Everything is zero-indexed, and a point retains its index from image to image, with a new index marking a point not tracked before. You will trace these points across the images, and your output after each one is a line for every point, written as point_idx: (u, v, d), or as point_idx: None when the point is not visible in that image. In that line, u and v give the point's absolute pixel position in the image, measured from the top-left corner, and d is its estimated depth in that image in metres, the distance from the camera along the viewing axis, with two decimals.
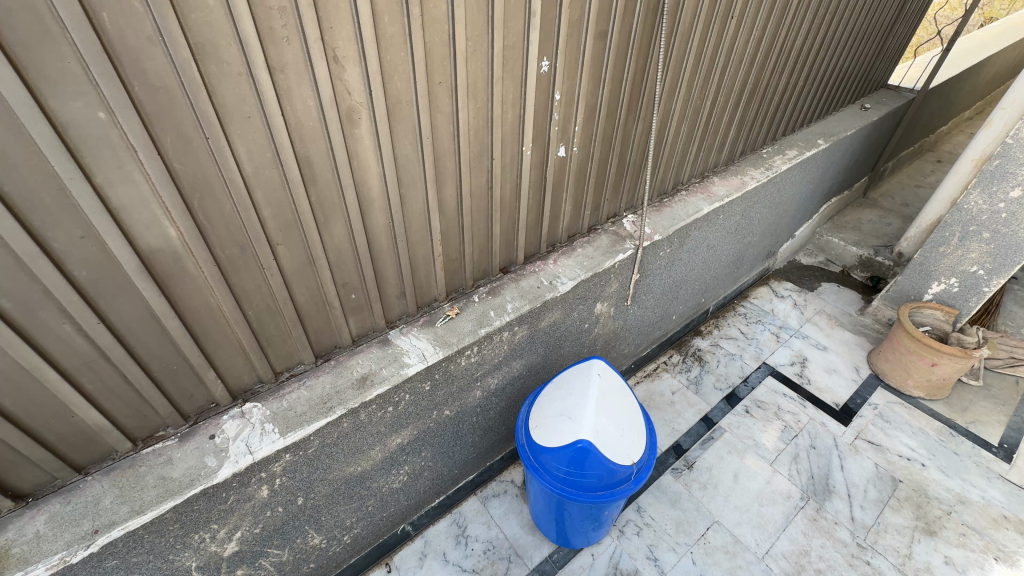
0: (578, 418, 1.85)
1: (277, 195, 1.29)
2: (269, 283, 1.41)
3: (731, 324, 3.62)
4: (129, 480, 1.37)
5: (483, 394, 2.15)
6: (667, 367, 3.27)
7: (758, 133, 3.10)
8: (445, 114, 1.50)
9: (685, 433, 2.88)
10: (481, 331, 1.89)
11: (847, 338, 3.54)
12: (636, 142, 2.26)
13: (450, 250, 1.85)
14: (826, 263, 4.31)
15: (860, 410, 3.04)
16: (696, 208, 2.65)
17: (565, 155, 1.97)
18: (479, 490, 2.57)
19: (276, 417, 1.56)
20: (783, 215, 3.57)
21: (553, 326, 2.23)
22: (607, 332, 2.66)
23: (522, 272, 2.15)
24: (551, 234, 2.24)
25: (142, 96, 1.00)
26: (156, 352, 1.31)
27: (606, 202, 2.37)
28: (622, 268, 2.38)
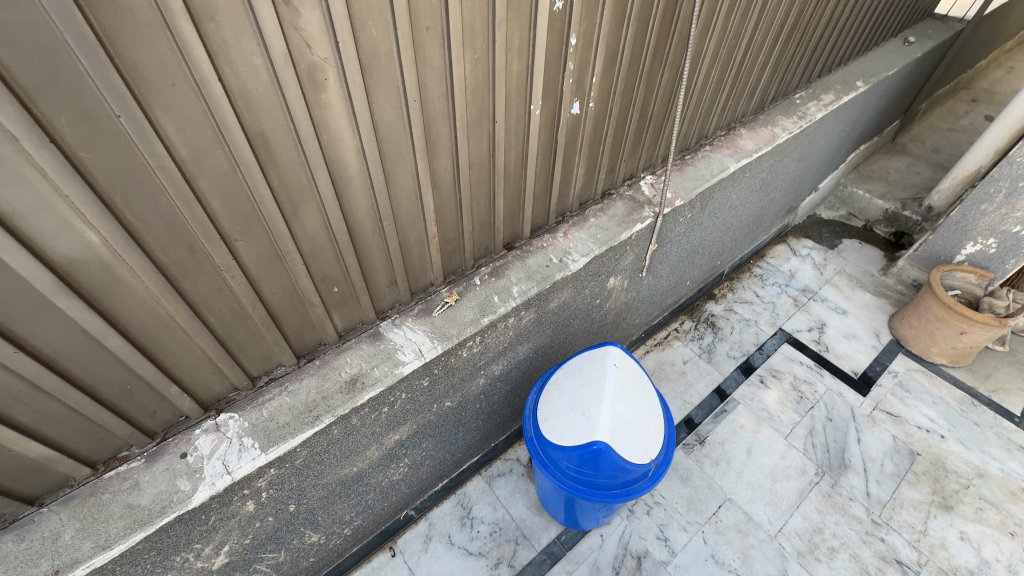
0: (592, 415, 1.68)
1: (227, 182, 1.03)
2: (230, 285, 1.17)
3: (747, 287, 3.41)
4: (91, 510, 1.20)
5: (487, 381, 1.98)
6: (678, 335, 3.11)
7: (793, 76, 2.73)
8: (435, 69, 1.19)
9: (697, 406, 2.76)
10: (484, 320, 1.68)
11: (868, 300, 3.35)
12: (660, 92, 1.93)
13: (446, 230, 1.59)
14: (848, 217, 4.04)
15: (879, 378, 2.91)
16: (722, 166, 2.36)
17: (580, 113, 1.67)
18: (483, 470, 2.48)
19: (255, 430, 1.38)
20: (810, 168, 3.26)
21: (563, 306, 2.02)
22: (619, 305, 2.45)
23: (529, 248, 1.90)
24: (561, 203, 1.97)
25: (12, 63, 0.73)
26: (101, 374, 1.10)
27: (623, 163, 2.08)
28: (639, 239, 2.13)
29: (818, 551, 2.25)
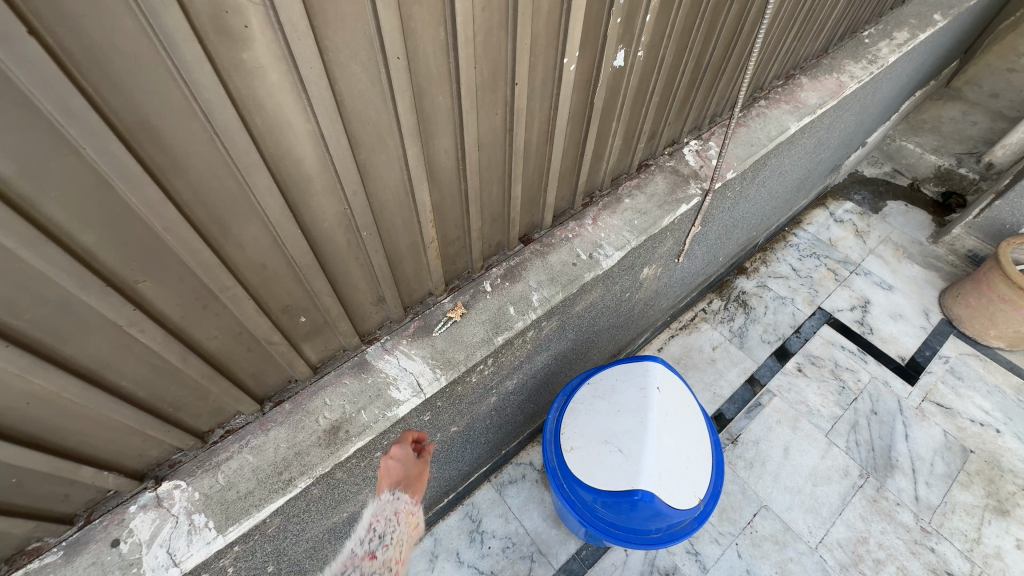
0: (631, 453, 1.37)
1: (101, 203, 0.65)
2: (142, 341, 0.81)
3: (782, 259, 3.05)
4: None
5: (499, 398, 1.67)
6: (706, 316, 2.78)
7: (866, 8, 2.22)
8: (427, 6, 0.77)
9: (728, 399, 2.49)
10: (497, 339, 1.33)
11: (915, 273, 3.01)
12: (722, 33, 1.48)
13: (448, 230, 1.21)
14: (893, 175, 3.62)
15: (929, 364, 2.63)
16: (781, 126, 1.93)
17: (625, 65, 1.24)
18: (494, 476, 2.24)
19: (208, 503, 1.07)
20: (866, 121, 2.80)
21: (589, 307, 1.67)
22: (650, 294, 2.11)
23: (550, 240, 1.52)
24: (590, 181, 1.57)
25: None
26: None
27: (667, 126, 1.66)
28: (682, 222, 1.75)
29: (862, 564, 2.05)
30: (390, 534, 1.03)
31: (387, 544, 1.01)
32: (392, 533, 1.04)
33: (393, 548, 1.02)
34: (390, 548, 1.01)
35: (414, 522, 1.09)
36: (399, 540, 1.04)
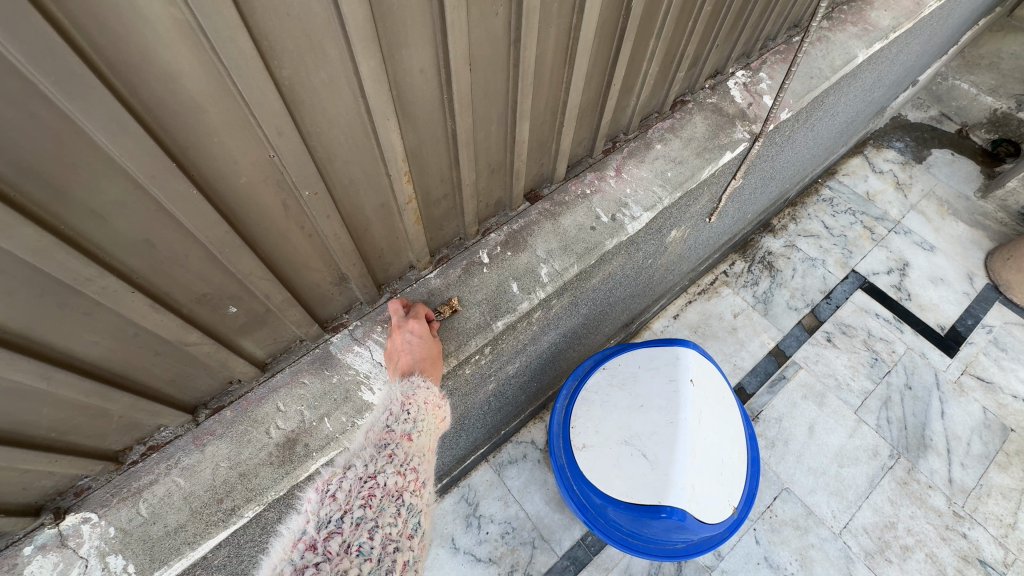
0: (660, 462, 1.15)
1: None
2: None
3: (813, 215, 2.74)
4: None
5: (499, 383, 1.43)
6: (728, 280, 2.51)
7: None
8: None
9: (749, 372, 2.27)
10: (497, 325, 1.06)
11: (961, 232, 2.71)
12: None
13: (431, 185, 0.91)
14: (940, 120, 3.23)
15: (970, 335, 2.38)
16: (847, 55, 1.55)
17: None
18: (492, 456, 2.05)
19: (127, 541, 0.83)
20: (929, 52, 2.39)
21: (607, 278, 1.39)
22: (673, 259, 1.82)
23: (563, 197, 1.21)
24: (614, 121, 1.24)
25: None
26: None
27: (712, 50, 1.30)
28: (722, 174, 1.43)
29: (889, 551, 1.90)
30: (425, 419, 0.89)
31: (424, 427, 0.89)
32: (426, 420, 0.90)
33: (428, 434, 0.89)
34: (427, 433, 0.89)
35: (441, 417, 0.95)
36: (431, 426, 0.91)
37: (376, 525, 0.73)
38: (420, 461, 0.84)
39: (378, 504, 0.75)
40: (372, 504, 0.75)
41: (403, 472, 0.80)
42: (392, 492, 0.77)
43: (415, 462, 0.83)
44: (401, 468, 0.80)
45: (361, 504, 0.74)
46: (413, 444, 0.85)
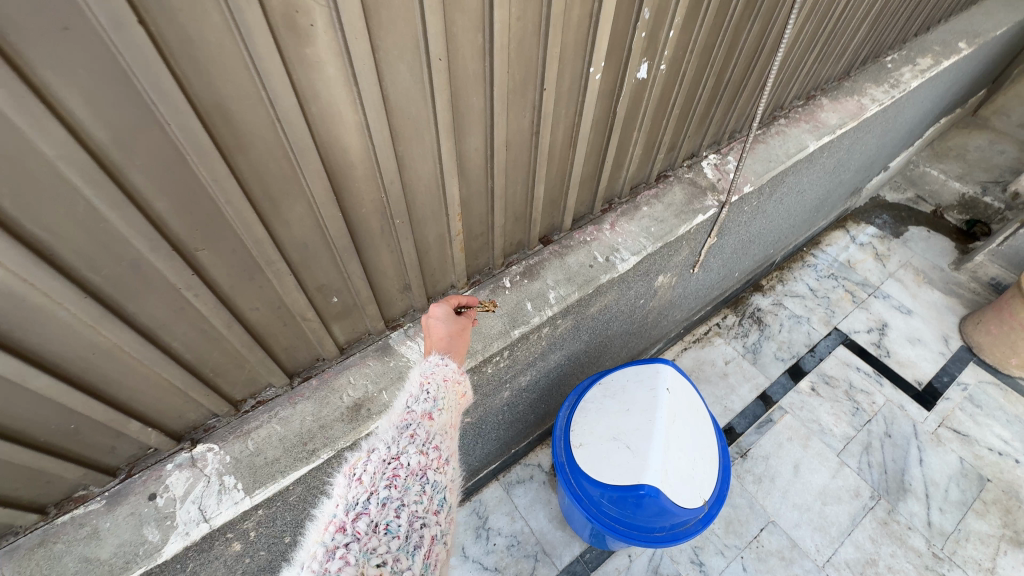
0: (639, 451, 1.41)
1: (175, 175, 0.73)
2: (194, 305, 0.89)
3: (799, 278, 3.07)
4: (40, 565, 1.00)
5: (513, 393, 1.73)
6: (720, 331, 2.81)
7: (890, 33, 2.27)
8: (469, 14, 0.86)
9: (739, 413, 2.50)
10: (514, 333, 1.39)
11: (936, 299, 2.99)
12: (744, 50, 1.54)
13: (473, 225, 1.29)
14: (916, 201, 3.61)
15: (946, 391, 2.59)
16: (800, 144, 1.96)
17: (647, 76, 1.30)
18: (502, 475, 2.28)
19: (238, 466, 1.14)
20: (889, 144, 2.82)
21: (603, 310, 1.72)
22: (663, 303, 2.15)
23: (569, 242, 1.59)
24: (610, 187, 1.64)
25: None
26: (32, 417, 0.86)
27: (686, 139, 1.72)
28: (698, 232, 1.79)
29: None
30: (443, 397, 1.09)
31: (442, 406, 1.08)
32: (443, 400, 1.08)
33: (446, 411, 1.08)
34: (444, 412, 1.07)
35: (462, 391, 1.16)
36: (450, 402, 1.11)
37: (402, 503, 0.89)
38: (439, 441, 1.02)
39: (402, 484, 0.91)
40: (397, 484, 0.91)
41: (423, 453, 0.97)
42: (414, 473, 0.93)
43: (435, 442, 1.01)
44: (421, 448, 0.98)
45: (386, 485, 0.90)
46: (430, 425, 1.03)
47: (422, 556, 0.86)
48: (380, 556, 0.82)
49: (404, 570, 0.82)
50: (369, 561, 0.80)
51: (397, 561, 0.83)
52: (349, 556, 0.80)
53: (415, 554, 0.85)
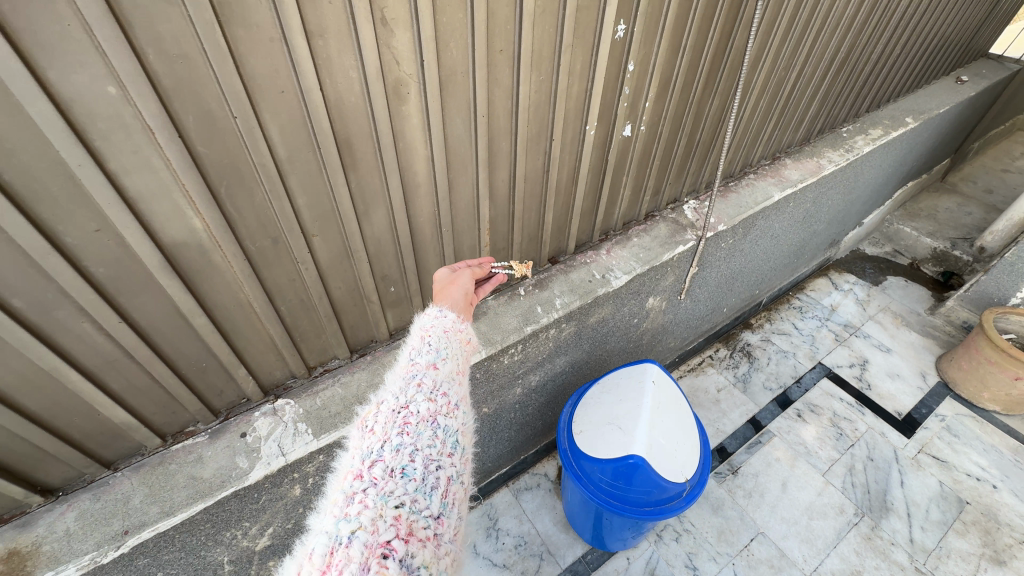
0: (629, 430, 1.70)
1: (314, 181, 1.12)
2: (303, 277, 1.27)
3: (785, 318, 3.38)
4: (158, 479, 1.30)
5: (524, 391, 2.02)
6: (713, 362, 3.09)
7: (841, 109, 2.77)
8: (504, 88, 1.29)
9: (730, 434, 2.72)
10: (527, 328, 1.73)
11: (913, 340, 3.26)
12: (709, 118, 2.00)
13: (497, 240, 1.66)
14: (894, 254, 3.96)
15: (925, 421, 2.80)
16: (766, 194, 2.37)
17: (631, 134, 1.73)
18: (511, 482, 2.51)
19: (309, 416, 1.46)
20: (856, 201, 3.23)
21: (601, 322, 2.05)
22: (656, 327, 2.47)
23: (572, 263, 1.96)
24: (606, 221, 2.03)
25: (158, 68, 0.82)
26: (184, 350, 1.21)
27: (668, 186, 2.14)
28: (681, 261, 2.16)
29: None
30: (446, 348, 1.08)
31: (445, 357, 1.06)
32: (446, 351, 1.08)
33: (450, 360, 1.07)
34: (448, 362, 1.06)
35: (466, 338, 1.17)
36: (454, 352, 1.10)
37: (415, 448, 0.87)
38: (447, 388, 1.00)
39: (413, 430, 0.89)
40: (409, 431, 0.89)
41: (432, 399, 0.95)
42: (425, 419, 0.91)
43: (442, 389, 0.99)
44: (430, 395, 0.95)
45: (398, 433, 0.88)
46: (436, 374, 1.01)
47: (440, 495, 0.84)
48: (397, 498, 0.80)
49: (422, 510, 0.81)
50: (387, 503, 0.78)
51: (415, 501, 0.81)
52: (368, 500, 0.78)
53: (432, 495, 0.83)
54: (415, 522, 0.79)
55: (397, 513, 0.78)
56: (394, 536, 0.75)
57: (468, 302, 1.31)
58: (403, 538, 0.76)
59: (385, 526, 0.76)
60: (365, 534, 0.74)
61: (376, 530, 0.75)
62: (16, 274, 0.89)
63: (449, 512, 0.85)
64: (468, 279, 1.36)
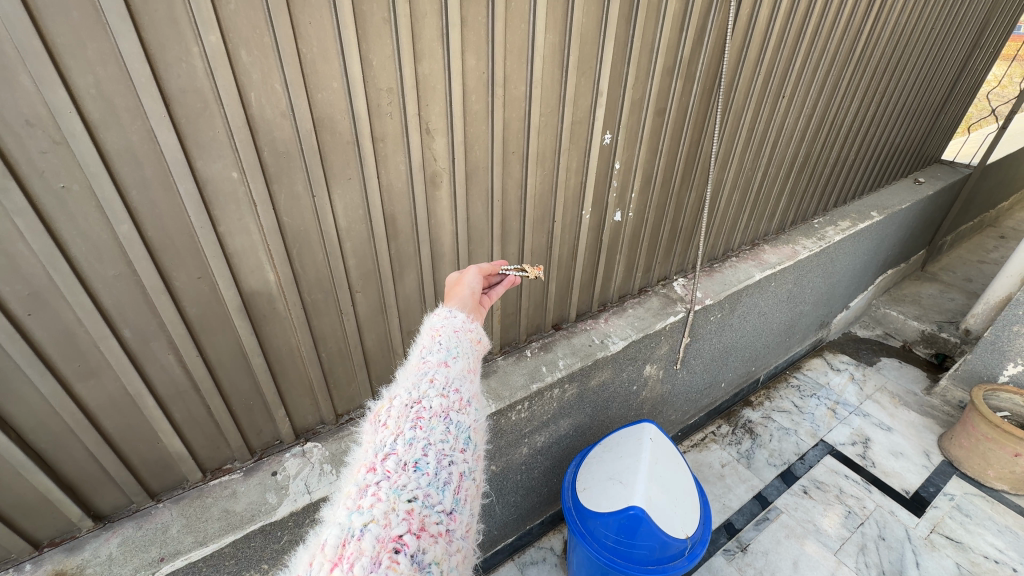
0: (629, 483, 1.81)
1: (363, 247, 1.41)
2: (344, 326, 1.50)
3: (783, 396, 3.49)
4: (195, 510, 1.41)
5: (529, 452, 2.12)
6: (715, 438, 3.15)
7: (809, 204, 3.18)
8: (515, 180, 1.63)
9: (737, 510, 2.70)
10: (532, 386, 1.90)
11: (913, 419, 3.32)
12: (689, 208, 2.34)
13: (507, 306, 1.90)
14: (885, 337, 4.14)
15: (934, 500, 2.78)
16: (747, 274, 2.66)
17: (621, 220, 2.06)
18: (516, 556, 2.47)
19: (334, 458, 1.60)
20: (837, 284, 3.50)
21: (602, 386, 2.21)
22: (655, 396, 2.61)
23: (574, 329, 2.19)
24: (603, 294, 2.29)
25: (268, 160, 1.14)
26: (238, 386, 1.40)
27: (657, 265, 2.43)
28: (674, 330, 2.37)
29: None
30: (456, 346, 1.06)
31: (457, 354, 1.04)
32: (458, 347, 1.06)
33: (462, 358, 1.04)
34: (460, 358, 1.03)
35: (476, 337, 1.14)
36: (465, 350, 1.08)
37: (428, 443, 0.85)
38: (460, 384, 0.97)
39: (426, 425, 0.87)
40: (422, 425, 0.87)
41: (445, 395, 0.93)
42: (438, 414, 0.89)
43: (455, 385, 0.96)
44: (442, 391, 0.93)
45: (411, 427, 0.86)
46: (448, 370, 0.98)
47: (453, 491, 0.82)
48: (410, 492, 0.77)
49: (435, 505, 0.78)
50: (400, 497, 0.76)
51: (428, 496, 0.78)
52: (381, 492, 0.76)
53: (445, 491, 0.81)
54: (427, 517, 0.76)
55: (410, 507, 0.76)
56: (405, 531, 0.73)
57: (477, 302, 1.31)
58: (415, 534, 0.73)
59: (397, 520, 0.73)
60: (377, 528, 0.71)
61: (388, 524, 0.73)
62: (134, 308, 1.13)
63: (462, 509, 0.82)
64: (476, 278, 1.35)
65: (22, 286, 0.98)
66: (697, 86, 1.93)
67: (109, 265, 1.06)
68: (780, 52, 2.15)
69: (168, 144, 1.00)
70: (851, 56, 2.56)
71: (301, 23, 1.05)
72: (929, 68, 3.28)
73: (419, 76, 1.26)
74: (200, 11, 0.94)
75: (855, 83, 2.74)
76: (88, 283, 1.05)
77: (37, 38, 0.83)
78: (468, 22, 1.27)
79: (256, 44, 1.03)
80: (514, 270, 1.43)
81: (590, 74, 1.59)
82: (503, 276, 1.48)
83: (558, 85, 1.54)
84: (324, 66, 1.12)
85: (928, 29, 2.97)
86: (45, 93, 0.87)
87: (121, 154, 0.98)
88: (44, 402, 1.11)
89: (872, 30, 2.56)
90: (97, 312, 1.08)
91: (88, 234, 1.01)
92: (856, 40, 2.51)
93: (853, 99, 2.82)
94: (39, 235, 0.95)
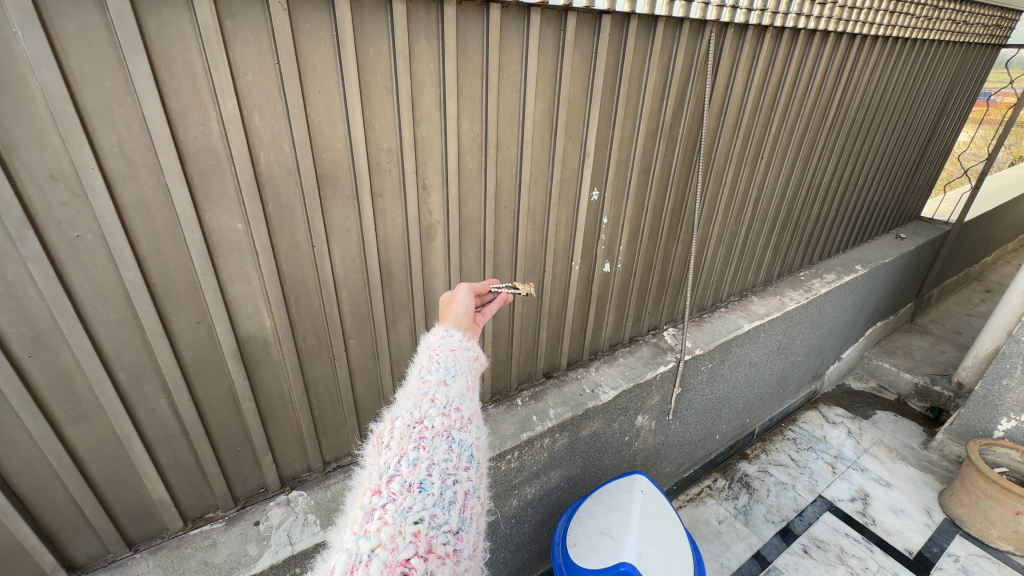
0: (620, 537, 1.76)
1: (359, 294, 1.46)
2: (336, 371, 1.52)
3: (780, 449, 3.44)
4: (173, 562, 1.37)
5: (520, 504, 2.08)
6: (712, 492, 3.09)
7: (794, 257, 3.29)
8: (507, 233, 1.71)
9: (735, 571, 2.60)
10: (523, 435, 1.89)
11: (912, 474, 3.27)
12: (676, 260, 2.43)
13: (499, 352, 1.93)
14: (880, 390, 4.13)
15: (938, 561, 2.69)
16: (735, 324, 2.71)
17: (610, 270, 2.13)
18: None
19: (318, 508, 1.57)
20: (828, 335, 3.54)
21: (593, 436, 2.20)
22: (648, 448, 2.58)
23: (565, 377, 2.21)
24: (594, 342, 2.33)
25: (272, 212, 1.22)
26: (227, 431, 1.41)
27: (647, 315, 2.49)
28: (665, 380, 2.38)
29: None
30: (455, 364, 1.06)
31: (456, 373, 1.04)
32: (456, 365, 1.06)
33: (461, 377, 1.04)
34: (459, 377, 1.03)
35: (474, 356, 1.14)
36: (464, 368, 1.08)
37: (432, 463, 0.85)
38: (460, 403, 0.98)
39: (429, 444, 0.87)
40: (425, 445, 0.87)
41: (446, 414, 0.93)
42: (440, 433, 0.89)
43: (455, 404, 0.97)
44: (443, 410, 0.94)
45: (414, 447, 0.86)
46: (448, 390, 0.99)
47: (459, 510, 0.82)
48: (416, 514, 0.78)
49: (442, 526, 0.78)
50: (407, 519, 0.76)
51: (434, 516, 0.78)
52: (387, 516, 0.76)
53: (451, 510, 0.81)
54: (434, 539, 0.76)
55: (416, 529, 0.76)
56: (413, 554, 0.73)
57: (472, 320, 1.30)
58: (423, 556, 0.73)
59: (404, 543, 0.74)
60: (385, 553, 0.72)
61: (395, 548, 0.73)
62: (130, 351, 1.16)
63: (468, 527, 0.82)
64: (468, 295, 1.35)
65: (27, 329, 1.02)
66: (679, 148, 2.06)
67: (112, 309, 1.10)
68: (757, 117, 2.31)
69: (179, 196, 1.07)
70: (824, 122, 2.75)
71: (310, 92, 1.16)
72: (900, 132, 3.50)
73: (418, 138, 1.36)
74: (219, 81, 1.04)
75: (830, 145, 2.91)
76: (90, 325, 1.09)
77: (70, 104, 0.92)
78: (464, 92, 1.39)
79: (269, 109, 1.13)
80: (507, 288, 1.44)
81: (578, 137, 1.71)
82: (496, 295, 1.50)
83: (548, 146, 1.65)
84: (329, 128, 1.22)
85: (895, 99, 3.20)
86: (71, 151, 0.95)
87: (135, 206, 1.05)
88: (33, 445, 1.11)
89: (842, 99, 2.76)
90: (96, 356, 1.11)
91: (95, 279, 1.06)
92: (827, 108, 2.71)
93: (829, 160, 2.99)
94: (49, 280, 1.00)
